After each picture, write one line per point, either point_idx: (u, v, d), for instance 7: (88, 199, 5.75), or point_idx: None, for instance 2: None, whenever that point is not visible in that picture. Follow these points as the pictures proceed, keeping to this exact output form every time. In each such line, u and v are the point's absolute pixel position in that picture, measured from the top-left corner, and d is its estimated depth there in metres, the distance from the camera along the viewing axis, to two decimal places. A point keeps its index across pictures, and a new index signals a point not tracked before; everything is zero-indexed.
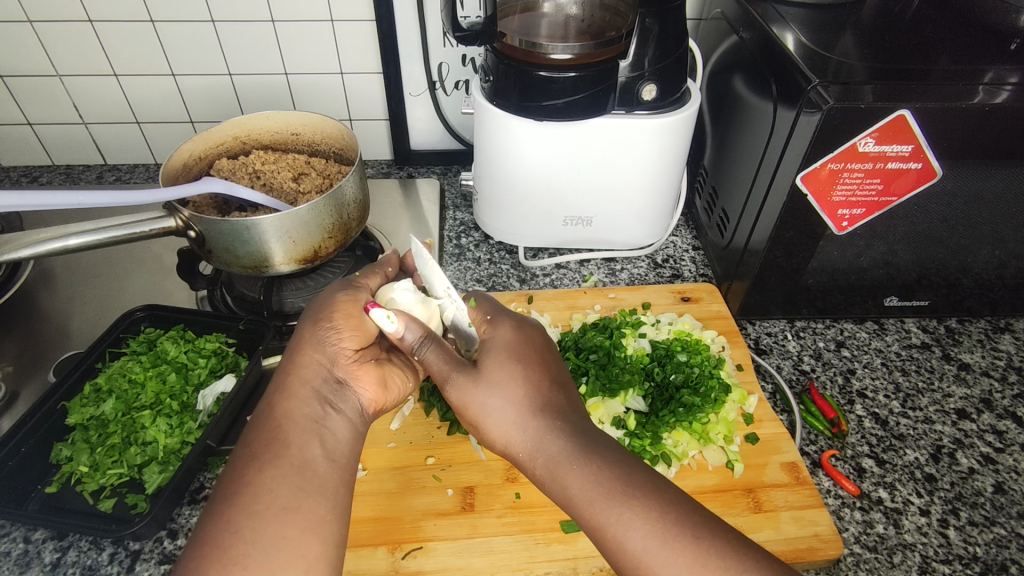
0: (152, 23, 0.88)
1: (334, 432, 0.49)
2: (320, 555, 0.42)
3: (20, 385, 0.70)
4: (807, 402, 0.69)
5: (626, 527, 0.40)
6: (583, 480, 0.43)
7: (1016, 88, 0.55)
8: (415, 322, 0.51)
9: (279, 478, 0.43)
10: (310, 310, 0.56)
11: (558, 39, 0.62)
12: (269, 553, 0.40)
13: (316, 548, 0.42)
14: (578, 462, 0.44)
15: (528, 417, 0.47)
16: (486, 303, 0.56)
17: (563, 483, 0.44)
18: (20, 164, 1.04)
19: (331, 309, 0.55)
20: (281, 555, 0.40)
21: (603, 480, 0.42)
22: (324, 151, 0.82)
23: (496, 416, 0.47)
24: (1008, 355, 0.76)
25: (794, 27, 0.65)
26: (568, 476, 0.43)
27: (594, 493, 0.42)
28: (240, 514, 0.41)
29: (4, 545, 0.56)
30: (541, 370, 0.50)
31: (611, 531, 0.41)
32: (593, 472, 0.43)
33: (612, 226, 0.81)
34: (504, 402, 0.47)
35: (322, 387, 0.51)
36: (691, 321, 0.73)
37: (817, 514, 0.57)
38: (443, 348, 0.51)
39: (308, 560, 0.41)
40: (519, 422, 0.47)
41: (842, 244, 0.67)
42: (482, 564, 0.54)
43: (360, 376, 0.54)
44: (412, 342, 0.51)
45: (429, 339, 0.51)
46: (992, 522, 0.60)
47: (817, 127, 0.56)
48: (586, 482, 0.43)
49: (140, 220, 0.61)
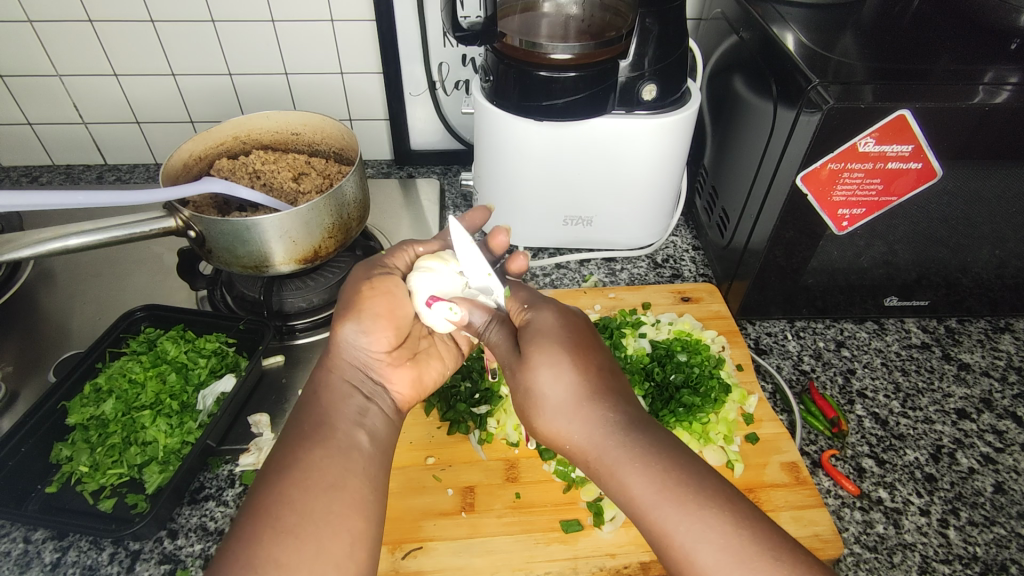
0: (152, 23, 0.88)
1: (375, 426, 0.50)
2: (362, 533, 0.43)
3: (20, 384, 0.70)
4: (806, 402, 0.69)
5: (695, 540, 0.39)
6: (646, 482, 0.41)
7: (1016, 87, 0.55)
8: (480, 306, 0.51)
9: (328, 459, 0.45)
10: (340, 305, 0.54)
11: (558, 39, 0.62)
12: (317, 521, 0.41)
13: (359, 526, 0.43)
14: (638, 465, 0.42)
15: (582, 408, 0.45)
16: (521, 295, 0.54)
17: (624, 488, 0.42)
18: (20, 164, 1.04)
19: (355, 306, 0.53)
20: (328, 527, 0.42)
21: (668, 485, 0.41)
22: (324, 151, 0.82)
23: (555, 403, 0.45)
24: (1008, 355, 0.76)
25: (794, 27, 0.65)
26: (630, 479, 0.42)
27: (660, 498, 0.40)
28: (294, 490, 0.43)
29: (4, 545, 0.56)
30: (592, 354, 0.47)
31: (678, 541, 0.39)
32: (656, 477, 0.41)
33: (612, 227, 0.81)
34: (562, 386, 0.45)
35: (361, 387, 0.52)
36: (691, 321, 0.73)
37: (817, 514, 0.57)
38: (510, 328, 0.50)
39: (352, 535, 0.42)
40: (575, 411, 0.45)
41: (842, 244, 0.67)
42: (482, 564, 0.54)
43: (398, 375, 0.54)
44: (479, 325, 0.51)
45: (495, 322, 0.50)
46: (992, 522, 0.60)
47: (816, 127, 0.56)
48: (650, 487, 0.41)
49: (140, 220, 0.61)
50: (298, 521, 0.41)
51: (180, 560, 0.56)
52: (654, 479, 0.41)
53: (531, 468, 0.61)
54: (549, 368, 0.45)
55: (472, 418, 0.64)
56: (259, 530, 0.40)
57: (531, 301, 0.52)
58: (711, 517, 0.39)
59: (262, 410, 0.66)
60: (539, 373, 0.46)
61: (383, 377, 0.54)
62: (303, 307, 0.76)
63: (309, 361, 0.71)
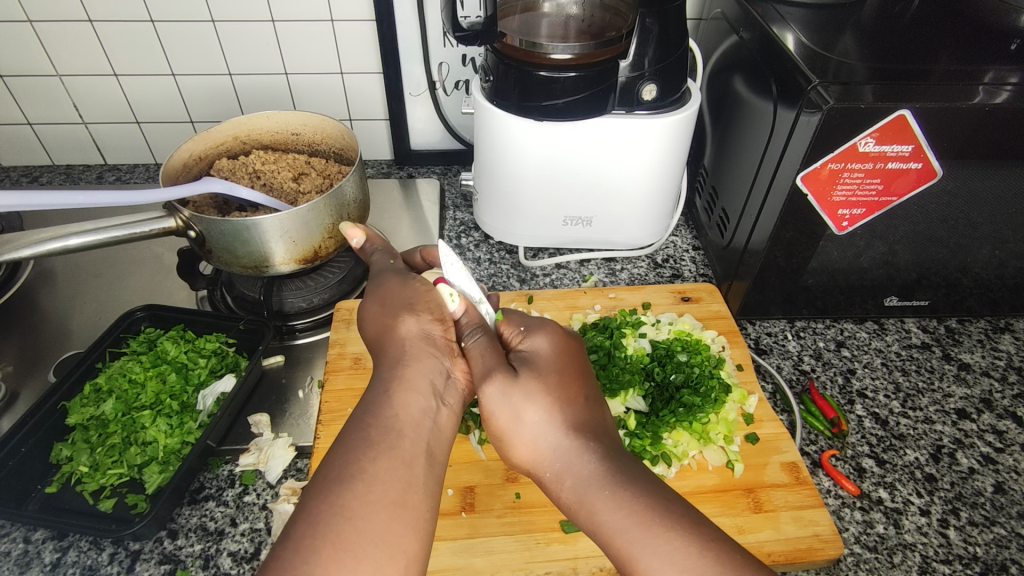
0: (152, 23, 0.88)
1: (440, 430, 0.44)
2: (417, 556, 0.37)
3: (21, 384, 0.70)
4: (807, 402, 0.69)
5: (661, 564, 0.38)
6: (616, 508, 0.40)
7: (1016, 88, 0.55)
8: (475, 311, 0.51)
9: (391, 469, 0.39)
10: (388, 303, 0.51)
11: (558, 39, 0.62)
12: (374, 541, 0.36)
13: (414, 548, 0.37)
14: (608, 492, 0.41)
15: (560, 435, 0.44)
16: (515, 316, 0.54)
17: (593, 515, 0.41)
18: (20, 164, 1.04)
19: (397, 303, 0.50)
20: (385, 548, 0.36)
21: (639, 510, 0.40)
22: (324, 151, 0.82)
23: (530, 427, 0.45)
24: (1008, 355, 0.76)
25: (794, 27, 0.65)
26: (598, 505, 0.41)
27: (629, 523, 0.39)
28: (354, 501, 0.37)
29: (4, 545, 0.56)
30: (574, 383, 0.48)
31: (643, 564, 0.38)
32: (624, 502, 0.40)
33: (612, 227, 0.81)
34: (540, 413, 0.45)
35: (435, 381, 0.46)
36: (691, 321, 0.73)
37: (817, 514, 0.57)
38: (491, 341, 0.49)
39: (408, 557, 0.37)
40: (554, 437, 0.44)
41: (843, 244, 0.67)
42: (482, 564, 0.54)
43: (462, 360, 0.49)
44: (464, 327, 0.50)
45: (479, 330, 0.50)
46: (992, 522, 0.60)
47: (816, 127, 0.56)
48: (620, 512, 0.40)
49: (140, 220, 0.61)
50: (354, 538, 0.35)
51: (180, 560, 0.56)
52: (622, 507, 0.40)
53: None
54: (530, 394, 0.45)
55: (471, 418, 0.64)
56: (314, 542, 0.35)
57: (527, 324, 0.53)
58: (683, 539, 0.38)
59: (262, 410, 0.66)
60: (519, 396, 0.45)
61: (449, 365, 0.48)
62: (303, 307, 0.76)
63: (309, 361, 0.71)
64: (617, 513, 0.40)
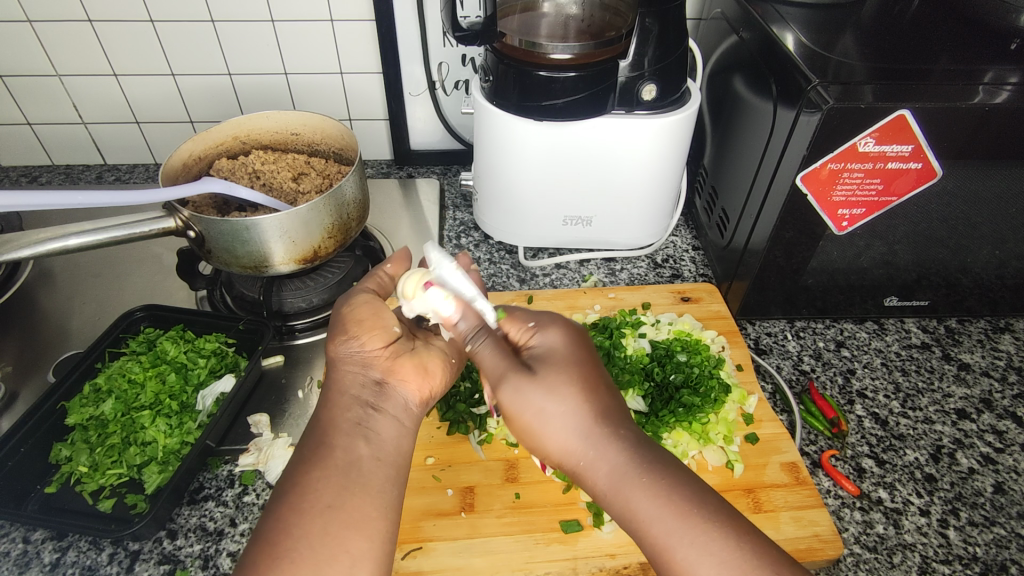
0: (152, 23, 0.88)
1: (378, 432, 0.46)
2: (365, 554, 0.41)
3: (20, 384, 0.70)
4: (806, 402, 0.69)
5: (698, 555, 0.39)
6: (652, 496, 0.41)
7: (1016, 88, 0.55)
8: (471, 311, 0.50)
9: (325, 478, 0.42)
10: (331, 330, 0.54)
11: (558, 39, 0.62)
12: (312, 550, 0.39)
13: (359, 548, 0.41)
14: (643, 480, 0.42)
15: (590, 425, 0.44)
16: (520, 312, 0.53)
17: (629, 503, 0.42)
18: (20, 164, 1.04)
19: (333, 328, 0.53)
20: (325, 552, 0.40)
21: (676, 501, 0.41)
22: (323, 151, 0.82)
23: (556, 421, 0.45)
24: (1008, 355, 0.75)
25: (794, 27, 0.65)
26: (636, 493, 0.42)
27: (665, 512, 0.41)
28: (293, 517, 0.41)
29: (4, 545, 0.56)
30: (594, 372, 0.48)
31: (680, 555, 0.40)
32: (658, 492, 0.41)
33: (612, 227, 0.81)
34: (566, 404, 0.45)
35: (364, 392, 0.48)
36: (691, 321, 0.73)
37: (817, 514, 0.57)
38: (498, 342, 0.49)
39: (352, 558, 0.40)
40: (584, 427, 0.44)
41: (842, 244, 0.67)
42: (482, 564, 0.54)
43: (399, 371, 0.51)
44: (468, 331, 0.49)
45: (484, 331, 0.49)
46: (992, 522, 0.60)
47: (816, 127, 0.56)
48: (654, 502, 0.41)
49: (140, 220, 0.61)
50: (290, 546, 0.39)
51: (180, 560, 0.56)
52: (654, 493, 0.41)
53: (531, 468, 0.61)
54: (554, 388, 0.45)
55: (472, 418, 0.64)
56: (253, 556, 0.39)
57: (536, 319, 0.52)
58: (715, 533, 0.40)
59: (262, 410, 0.66)
60: (543, 390, 0.45)
61: (384, 377, 0.50)
62: (303, 307, 0.76)
63: (309, 361, 0.71)
64: (650, 498, 0.41)
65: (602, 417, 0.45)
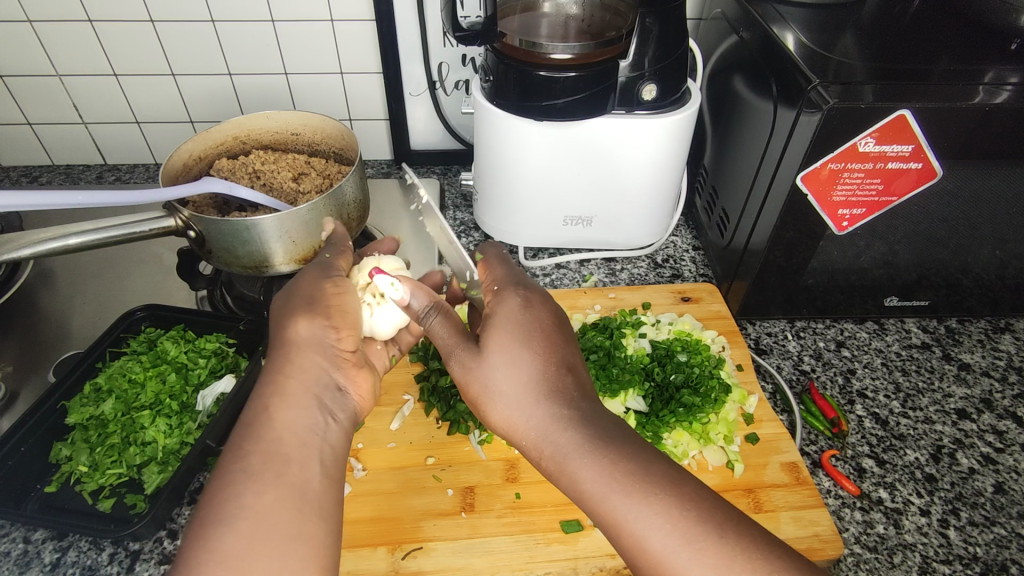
0: (152, 23, 0.88)
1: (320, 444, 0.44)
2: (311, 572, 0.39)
3: (20, 385, 0.70)
4: (807, 402, 0.69)
5: (644, 523, 0.40)
6: (596, 471, 0.42)
7: (1016, 87, 0.55)
8: (421, 288, 0.51)
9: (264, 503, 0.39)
10: (300, 300, 0.52)
11: (558, 39, 0.62)
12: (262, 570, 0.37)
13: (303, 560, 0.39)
14: (589, 455, 0.42)
15: (534, 395, 0.45)
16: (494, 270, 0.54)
17: (576, 480, 0.43)
18: (20, 164, 1.04)
19: (324, 303, 0.52)
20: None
21: (617, 474, 0.41)
22: (324, 151, 0.82)
23: (497, 391, 0.46)
24: (1008, 355, 0.75)
25: (794, 27, 0.65)
26: (580, 469, 0.42)
27: (608, 488, 0.41)
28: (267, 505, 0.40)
29: (4, 545, 0.56)
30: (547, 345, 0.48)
31: (629, 527, 0.40)
32: (607, 467, 0.42)
33: (612, 227, 0.81)
34: (509, 373, 0.46)
35: (322, 395, 0.48)
36: (691, 321, 0.73)
37: (817, 514, 0.57)
38: (449, 318, 0.50)
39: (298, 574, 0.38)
40: (529, 400, 0.45)
41: (843, 244, 0.67)
42: (482, 564, 0.54)
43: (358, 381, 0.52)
44: (419, 309, 0.51)
45: (434, 309, 0.50)
46: (992, 522, 0.60)
47: (817, 127, 0.56)
48: (601, 475, 0.42)
49: (140, 220, 0.61)
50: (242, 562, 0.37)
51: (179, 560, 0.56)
52: (597, 468, 0.42)
53: (531, 468, 0.61)
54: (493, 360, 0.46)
55: (472, 418, 0.64)
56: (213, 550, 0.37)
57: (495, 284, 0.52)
58: (658, 498, 0.40)
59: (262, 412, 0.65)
60: (489, 365, 0.47)
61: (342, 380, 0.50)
62: None
63: None
64: (599, 474, 0.42)
65: (546, 398, 0.45)
